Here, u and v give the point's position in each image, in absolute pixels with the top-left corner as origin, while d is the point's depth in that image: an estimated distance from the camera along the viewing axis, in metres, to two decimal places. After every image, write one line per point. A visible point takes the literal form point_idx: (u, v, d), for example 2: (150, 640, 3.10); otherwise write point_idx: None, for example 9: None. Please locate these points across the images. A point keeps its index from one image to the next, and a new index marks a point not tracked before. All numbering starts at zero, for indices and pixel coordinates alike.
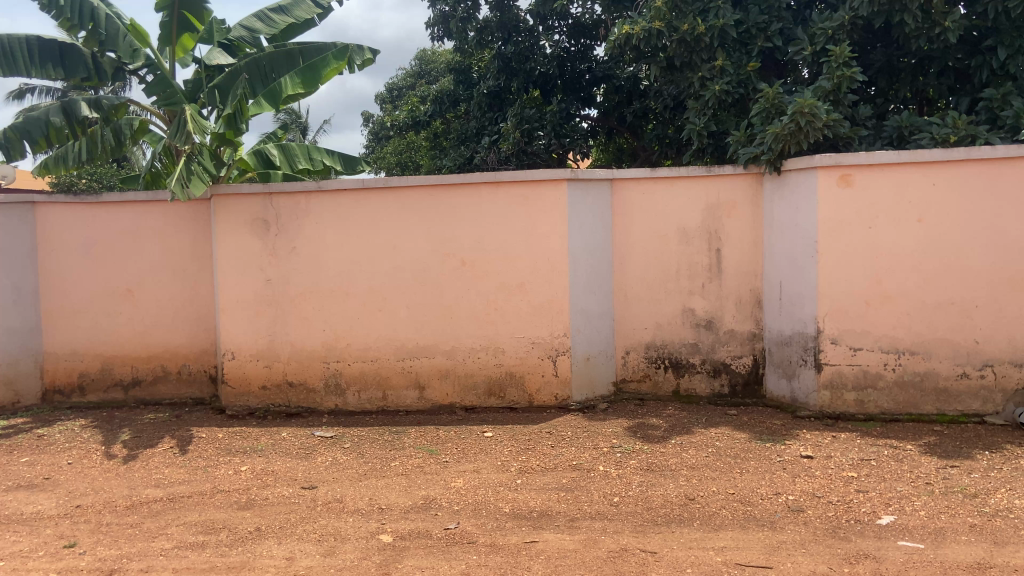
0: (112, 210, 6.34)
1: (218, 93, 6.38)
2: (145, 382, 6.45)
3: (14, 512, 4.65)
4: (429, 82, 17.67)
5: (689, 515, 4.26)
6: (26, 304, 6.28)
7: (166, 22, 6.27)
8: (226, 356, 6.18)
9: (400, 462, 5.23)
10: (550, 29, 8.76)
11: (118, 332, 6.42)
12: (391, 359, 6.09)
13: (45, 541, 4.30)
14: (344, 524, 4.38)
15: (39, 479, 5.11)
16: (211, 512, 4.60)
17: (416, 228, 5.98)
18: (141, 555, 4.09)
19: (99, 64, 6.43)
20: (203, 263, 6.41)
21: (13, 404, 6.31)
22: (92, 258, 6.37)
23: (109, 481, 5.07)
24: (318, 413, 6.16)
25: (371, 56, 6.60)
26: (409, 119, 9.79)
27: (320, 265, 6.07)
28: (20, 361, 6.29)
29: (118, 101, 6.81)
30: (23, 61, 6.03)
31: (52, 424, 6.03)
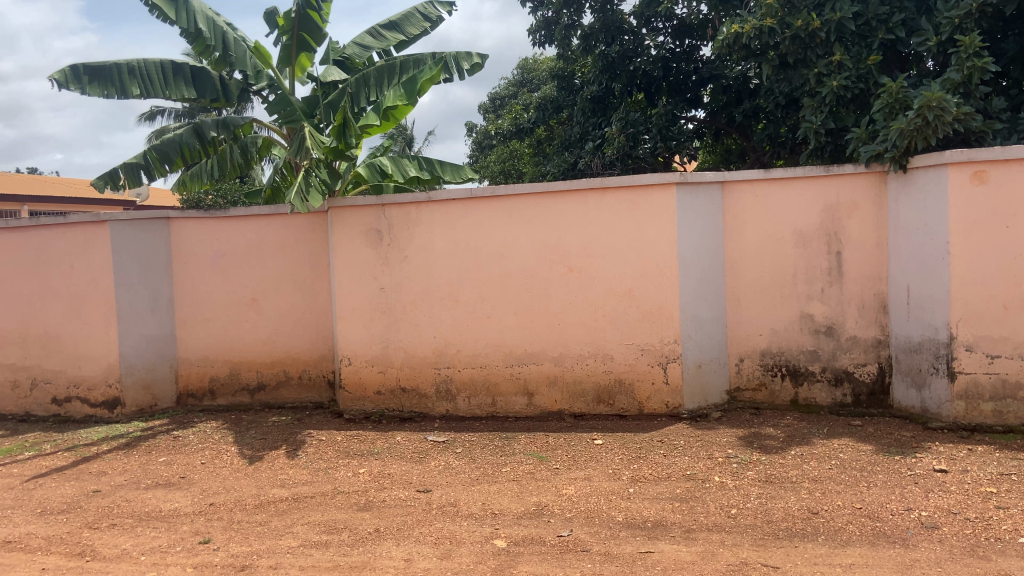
0: (238, 223, 6.71)
1: (332, 110, 6.68)
2: (269, 387, 6.77)
3: (155, 509, 5.00)
4: (532, 90, 17.84)
5: (813, 529, 4.08)
6: (162, 313, 6.73)
7: (286, 45, 6.58)
8: (343, 361, 6.42)
9: (512, 468, 5.27)
10: (655, 31, 8.66)
11: (244, 339, 6.78)
12: (500, 365, 6.15)
13: (182, 537, 4.58)
14: (459, 528, 4.45)
15: (176, 478, 5.46)
16: (332, 513, 4.77)
17: (524, 235, 6.02)
18: (270, 552, 4.29)
19: (227, 86, 6.84)
20: (321, 272, 6.68)
21: (150, 407, 6.75)
22: (220, 269, 6.75)
23: (239, 480, 5.37)
24: (430, 418, 6.29)
25: (478, 60, 6.92)
26: (512, 128, 9.89)
27: (430, 274, 6.21)
28: (157, 367, 6.74)
29: (242, 121, 7.21)
30: (159, 85, 6.44)
31: (186, 425, 6.43)
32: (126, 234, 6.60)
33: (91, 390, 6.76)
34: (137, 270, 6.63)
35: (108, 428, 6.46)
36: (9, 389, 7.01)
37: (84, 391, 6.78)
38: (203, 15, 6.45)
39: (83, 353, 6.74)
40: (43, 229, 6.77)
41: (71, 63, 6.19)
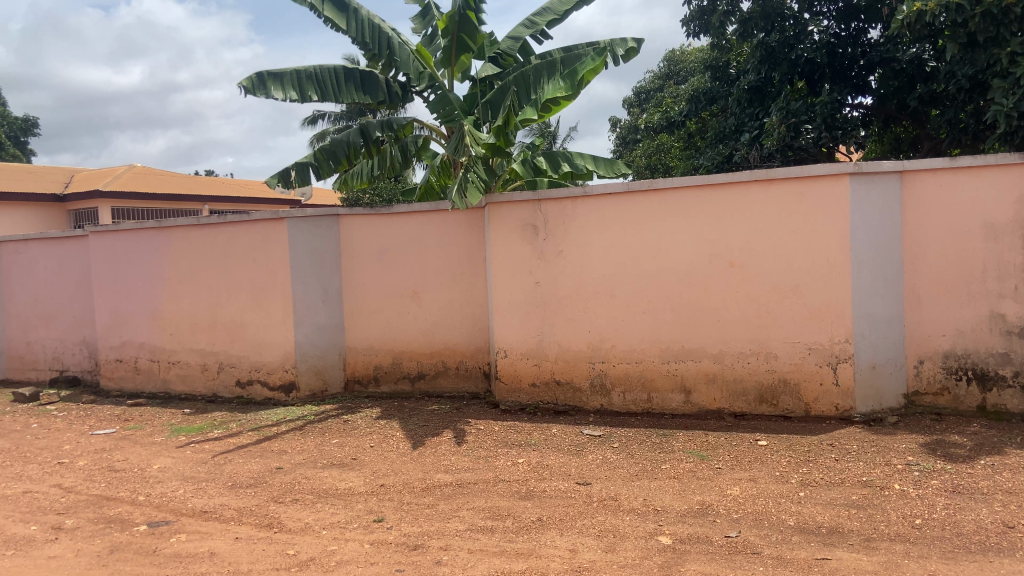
0: (401, 220, 7.01)
1: (489, 108, 6.85)
2: (429, 376, 7.05)
3: (332, 487, 5.34)
4: (677, 82, 17.52)
5: (1011, 545, 3.77)
6: (332, 304, 7.18)
7: (445, 47, 6.78)
8: (500, 354, 6.58)
9: (672, 465, 5.21)
10: (818, 14, 8.27)
11: (406, 329, 7.09)
12: (656, 362, 6.09)
13: (358, 514, 4.87)
14: (621, 522, 4.45)
15: (348, 459, 5.80)
16: (496, 500, 4.91)
17: (683, 230, 5.93)
18: (440, 534, 4.47)
19: (391, 87, 7.19)
20: (478, 266, 6.88)
21: (321, 391, 7.21)
22: (385, 263, 7.10)
23: (405, 464, 5.63)
24: (585, 412, 6.33)
25: (633, 45, 6.84)
26: (663, 120, 9.79)
27: (586, 268, 6.24)
28: (327, 354, 7.20)
29: (403, 122, 7.57)
30: (332, 89, 6.87)
31: (354, 410, 6.81)
32: (301, 230, 7.06)
33: (270, 374, 7.30)
34: (310, 263, 7.09)
35: (285, 411, 6.96)
36: (199, 371, 7.68)
37: (263, 374, 7.33)
38: (370, 23, 6.84)
39: (263, 341, 7.29)
40: (229, 226, 7.37)
41: (257, 71, 6.65)
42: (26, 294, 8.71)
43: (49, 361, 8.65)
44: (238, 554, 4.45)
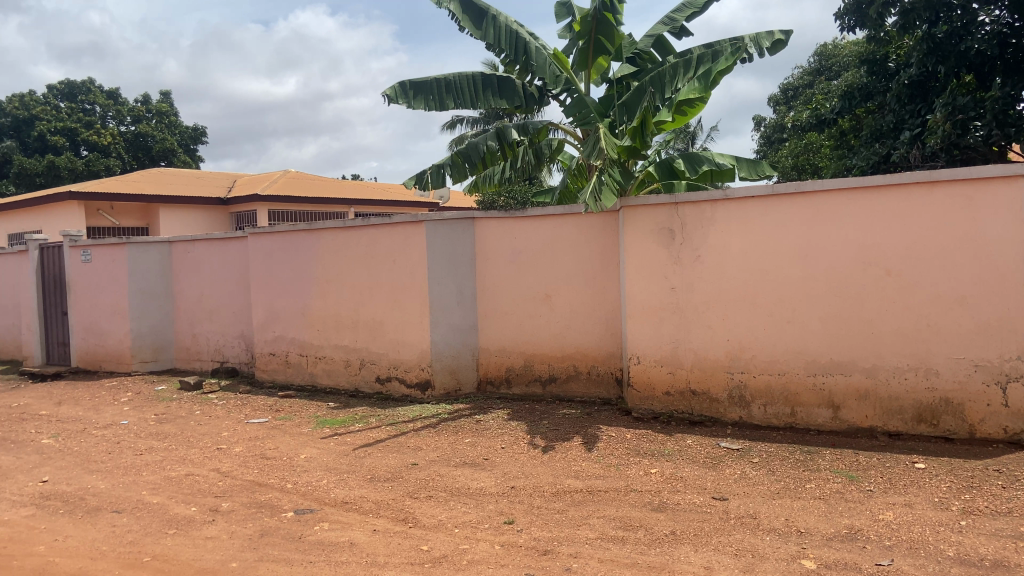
0: (536, 223, 7.03)
1: (625, 111, 6.62)
2: (560, 380, 7.03)
3: (464, 486, 5.43)
4: (828, 77, 16.60)
5: None
6: (467, 305, 7.32)
7: (581, 49, 6.78)
8: (633, 360, 6.47)
9: (817, 484, 4.91)
10: (990, 3, 7.61)
11: (538, 332, 7.10)
12: (801, 374, 5.77)
13: (489, 515, 4.92)
14: (760, 542, 4.23)
15: (480, 459, 5.88)
16: (627, 509, 4.81)
17: (832, 235, 5.58)
18: (570, 541, 4.43)
19: (528, 92, 7.22)
20: (612, 270, 6.78)
21: (455, 391, 7.36)
22: (518, 266, 7.15)
23: (536, 467, 5.63)
24: (722, 424, 6.09)
25: (780, 37, 6.59)
26: (812, 119, 9.33)
27: (726, 274, 6.00)
28: (461, 355, 7.35)
29: (539, 125, 7.58)
30: (470, 94, 7.00)
31: (487, 411, 6.91)
32: (439, 233, 7.24)
33: (407, 372, 7.53)
34: (447, 265, 7.26)
35: (420, 408, 7.16)
36: (342, 366, 8.05)
37: (401, 372, 7.58)
38: (507, 29, 6.92)
39: (401, 340, 7.54)
40: (372, 228, 7.67)
41: (400, 80, 6.93)
42: (192, 290, 9.46)
43: (211, 353, 9.36)
44: (375, 546, 4.62)
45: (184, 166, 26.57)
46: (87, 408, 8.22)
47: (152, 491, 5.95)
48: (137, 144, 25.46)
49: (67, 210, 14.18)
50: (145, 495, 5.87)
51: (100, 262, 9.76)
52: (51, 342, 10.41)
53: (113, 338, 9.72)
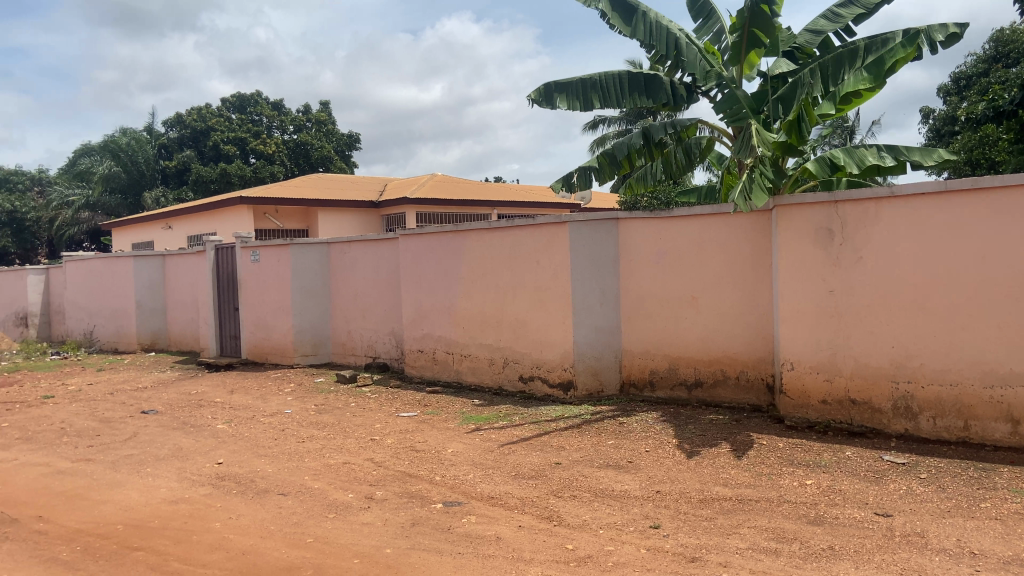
0: (682, 222, 6.89)
1: (781, 104, 6.45)
2: (707, 384, 6.86)
3: (609, 488, 5.42)
4: (1007, 65, 15.19)
5: None
6: (610, 307, 7.30)
7: (736, 43, 6.57)
8: (786, 365, 6.20)
9: (994, 505, 4.50)
10: None
11: (684, 335, 6.96)
12: (976, 386, 5.32)
13: (635, 518, 4.88)
14: (928, 562, 3.94)
15: (625, 462, 5.85)
16: (781, 521, 4.62)
17: (1014, 234, 5.10)
18: (719, 549, 4.32)
19: (676, 89, 7.09)
20: (763, 272, 6.53)
21: (598, 392, 7.36)
22: (664, 266, 7.04)
23: (682, 473, 5.53)
24: (885, 436, 5.72)
25: (954, 30, 6.11)
26: (988, 111, 8.50)
27: (890, 277, 5.63)
28: (604, 356, 7.33)
29: (688, 122, 7.37)
30: (615, 93, 6.99)
31: (630, 413, 6.86)
32: (583, 233, 7.26)
33: (550, 372, 7.61)
34: (590, 265, 7.27)
35: (563, 408, 7.22)
36: (487, 365, 8.25)
37: (543, 372, 7.67)
38: (658, 25, 6.91)
39: (544, 340, 7.63)
40: (517, 229, 7.80)
41: (545, 82, 7.09)
42: (348, 288, 10.01)
43: (365, 348, 9.86)
44: (521, 542, 4.71)
45: (339, 172, 28.13)
46: (256, 397, 8.92)
47: (313, 477, 6.36)
48: (298, 151, 27.22)
49: (238, 214, 15.40)
50: (307, 480, 6.29)
51: (267, 262, 10.53)
52: (225, 336, 11.35)
53: (278, 333, 10.45)
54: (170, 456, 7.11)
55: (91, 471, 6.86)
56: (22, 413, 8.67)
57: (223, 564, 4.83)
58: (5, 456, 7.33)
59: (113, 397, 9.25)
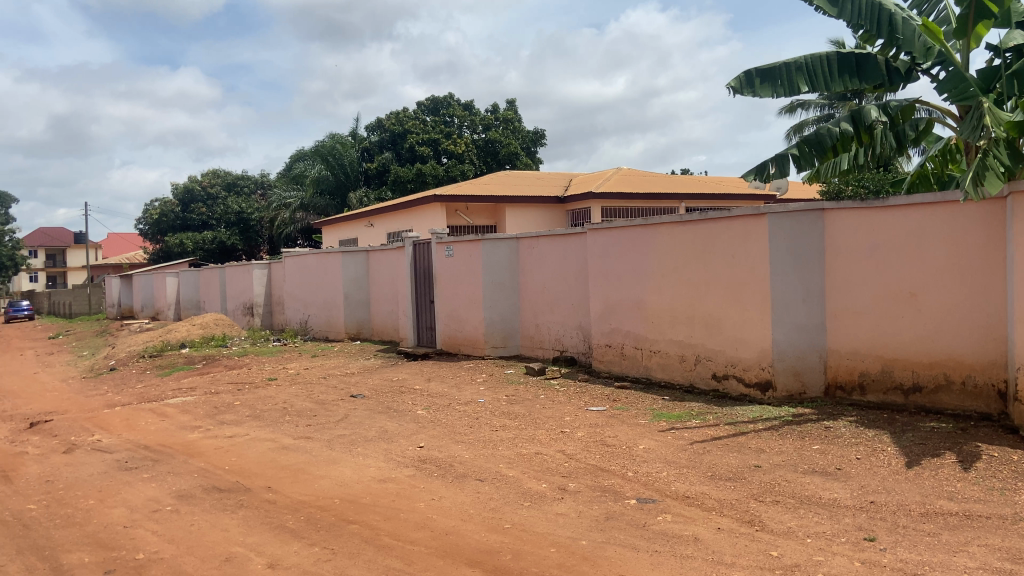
0: (899, 213, 6.38)
1: (1016, 80, 5.79)
2: (926, 390, 6.29)
3: (815, 495, 5.13)
4: None
5: None
6: (814, 302, 6.86)
7: (963, 15, 5.95)
8: (1022, 370, 5.54)
9: None
10: None
11: (899, 335, 6.43)
12: None
13: (846, 529, 4.58)
14: None
15: (832, 469, 5.51)
16: (1018, 541, 4.14)
17: None
18: (944, 567, 3.96)
19: (892, 67, 6.80)
20: (996, 266, 5.88)
21: (800, 394, 6.96)
22: (876, 261, 6.53)
23: (899, 483, 5.12)
24: None
25: None
26: None
27: None
28: (807, 356, 6.91)
29: (904, 105, 6.83)
30: (823, 77, 6.80)
31: (837, 417, 6.45)
32: (784, 225, 6.93)
33: (746, 371, 7.34)
34: (793, 259, 6.90)
35: (762, 410, 6.92)
36: (678, 361, 8.09)
37: (739, 370, 7.40)
38: (869, 3, 6.58)
39: (740, 337, 7.36)
40: (710, 222, 7.58)
41: (746, 70, 7.03)
42: (537, 283, 10.23)
43: (553, 342, 10.03)
44: (720, 544, 4.58)
45: (526, 168, 28.79)
46: (451, 385, 9.36)
47: (507, 465, 6.57)
48: (487, 150, 28.24)
49: (434, 211, 16.25)
50: (502, 467, 6.51)
51: (460, 257, 11.01)
52: (421, 327, 12.01)
53: (471, 325, 10.89)
54: (377, 438, 7.65)
55: (310, 448, 7.54)
56: (251, 393, 9.71)
57: (428, 542, 5.12)
58: (239, 431, 8.25)
59: (326, 381, 10.10)
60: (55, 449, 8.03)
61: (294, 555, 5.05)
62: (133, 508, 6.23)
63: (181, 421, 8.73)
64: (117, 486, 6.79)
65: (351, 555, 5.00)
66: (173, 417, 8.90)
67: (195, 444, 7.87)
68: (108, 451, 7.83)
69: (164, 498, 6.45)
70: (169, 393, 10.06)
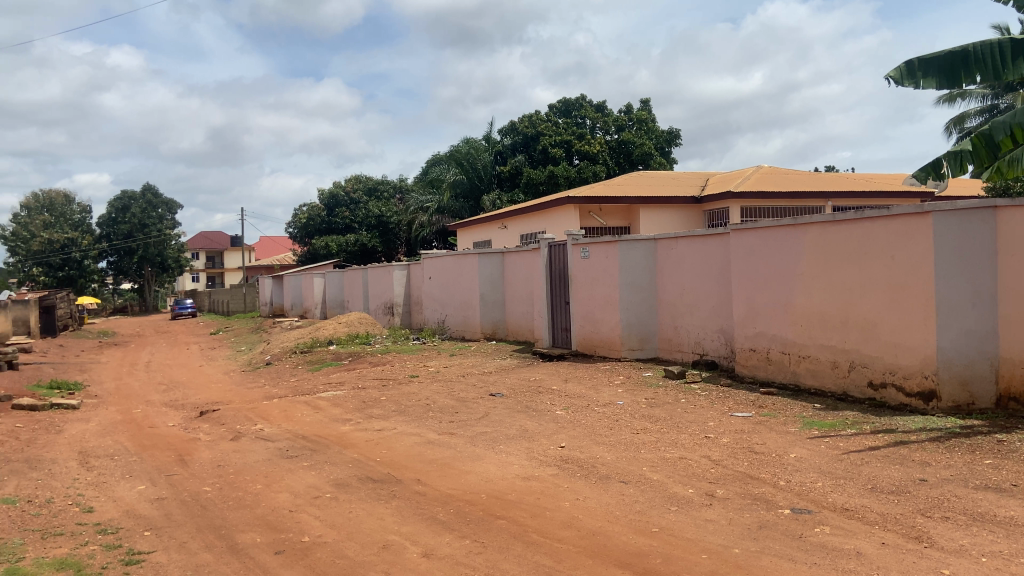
0: None
1: None
2: None
3: (989, 512, 4.80)
4: None
5: None
6: (985, 307, 6.46)
7: None
8: None
9: None
10: None
11: None
12: None
13: None
14: None
15: (1007, 485, 5.14)
16: None
17: None
18: None
19: None
20: None
21: (968, 404, 6.56)
22: None
23: None
24: None
25: None
26: None
27: None
28: (976, 364, 6.51)
29: None
30: (994, 65, 6.36)
31: (1012, 430, 6.05)
32: (950, 224, 6.53)
33: (906, 379, 6.92)
34: (961, 260, 6.51)
35: (924, 420, 6.55)
36: (829, 368, 7.76)
37: (898, 379, 7.00)
38: None
39: (899, 343, 6.98)
40: (866, 221, 7.24)
41: (906, 61, 6.72)
42: (676, 285, 10.11)
43: (693, 345, 9.87)
44: (885, 559, 4.37)
45: (660, 168, 28.49)
46: (588, 387, 9.41)
47: (651, 468, 6.53)
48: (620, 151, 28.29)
49: (567, 213, 16.40)
50: (646, 470, 6.48)
51: (597, 259, 11.02)
52: (556, 328, 12.13)
53: (607, 327, 10.89)
54: (518, 436, 7.81)
55: (455, 444, 7.79)
56: (396, 389, 10.16)
57: (576, 541, 5.18)
58: (387, 425, 8.64)
59: (466, 379, 10.41)
60: (224, 436, 8.72)
61: (447, 546, 5.24)
62: (296, 494, 6.66)
63: (333, 414, 9.24)
64: (281, 473, 7.29)
65: (502, 549, 5.13)
66: (326, 410, 9.44)
67: (347, 436, 8.32)
68: (270, 440, 8.42)
69: (323, 485, 6.86)
70: (321, 387, 10.68)
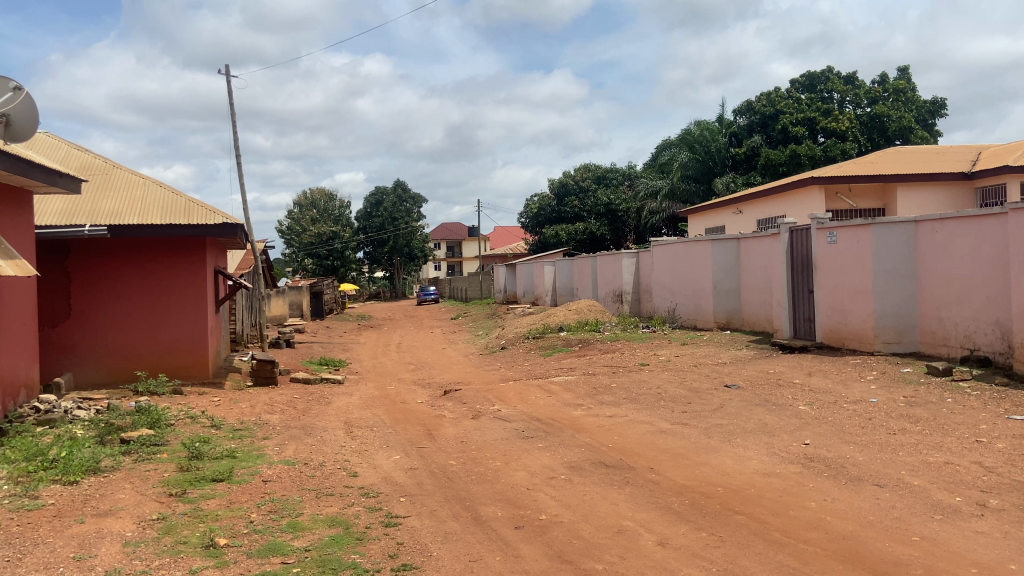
0: None
1: None
2: None
3: None
4: None
5: None
6: None
7: None
8: None
9: None
10: None
11: None
12: None
13: None
14: None
15: None
16: None
17: None
18: None
19: None
20: None
21: None
22: None
23: None
24: None
25: None
26: None
27: None
28: None
29: None
30: None
31: None
32: None
33: None
34: None
35: None
36: None
37: None
38: None
39: None
40: None
41: None
42: (941, 272, 9.09)
43: (961, 339, 8.80)
44: None
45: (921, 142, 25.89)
46: (836, 381, 8.76)
47: (911, 472, 5.92)
48: (873, 125, 26.04)
49: (811, 196, 15.39)
50: (905, 474, 5.89)
51: (846, 244, 10.20)
52: (799, 318, 11.42)
53: (857, 317, 10.05)
54: (757, 431, 7.47)
55: (688, 434, 7.63)
56: (627, 376, 10.19)
57: (824, 544, 4.84)
58: (619, 411, 8.69)
59: (698, 369, 10.15)
60: (466, 414, 9.30)
61: (683, 537, 5.15)
62: (532, 473, 6.92)
63: (566, 398, 9.48)
64: (518, 452, 7.61)
65: (742, 546, 4.94)
66: (558, 394, 9.72)
67: (579, 421, 8.49)
68: (507, 420, 8.82)
69: (558, 467, 7.06)
70: (554, 372, 10.99)
